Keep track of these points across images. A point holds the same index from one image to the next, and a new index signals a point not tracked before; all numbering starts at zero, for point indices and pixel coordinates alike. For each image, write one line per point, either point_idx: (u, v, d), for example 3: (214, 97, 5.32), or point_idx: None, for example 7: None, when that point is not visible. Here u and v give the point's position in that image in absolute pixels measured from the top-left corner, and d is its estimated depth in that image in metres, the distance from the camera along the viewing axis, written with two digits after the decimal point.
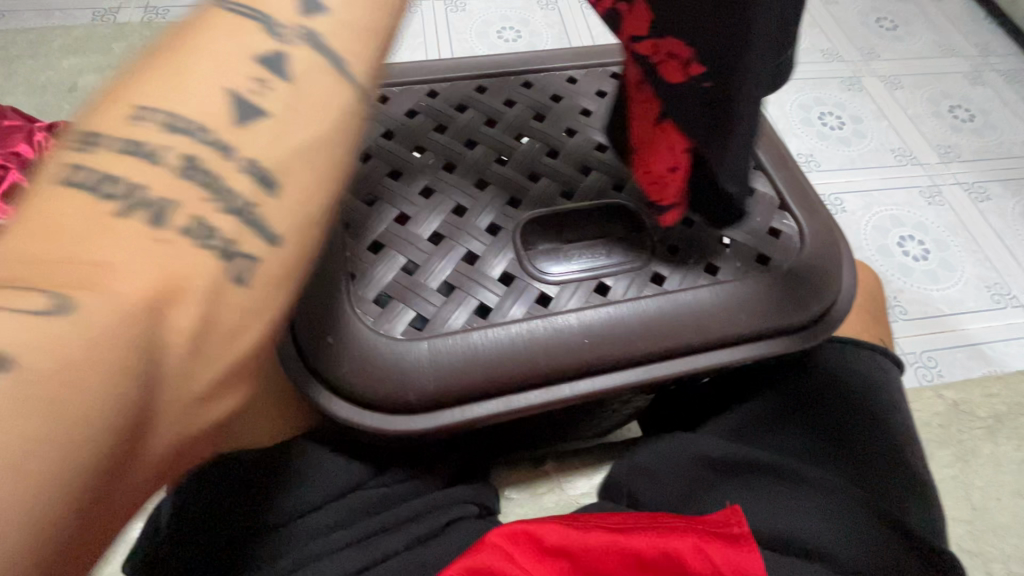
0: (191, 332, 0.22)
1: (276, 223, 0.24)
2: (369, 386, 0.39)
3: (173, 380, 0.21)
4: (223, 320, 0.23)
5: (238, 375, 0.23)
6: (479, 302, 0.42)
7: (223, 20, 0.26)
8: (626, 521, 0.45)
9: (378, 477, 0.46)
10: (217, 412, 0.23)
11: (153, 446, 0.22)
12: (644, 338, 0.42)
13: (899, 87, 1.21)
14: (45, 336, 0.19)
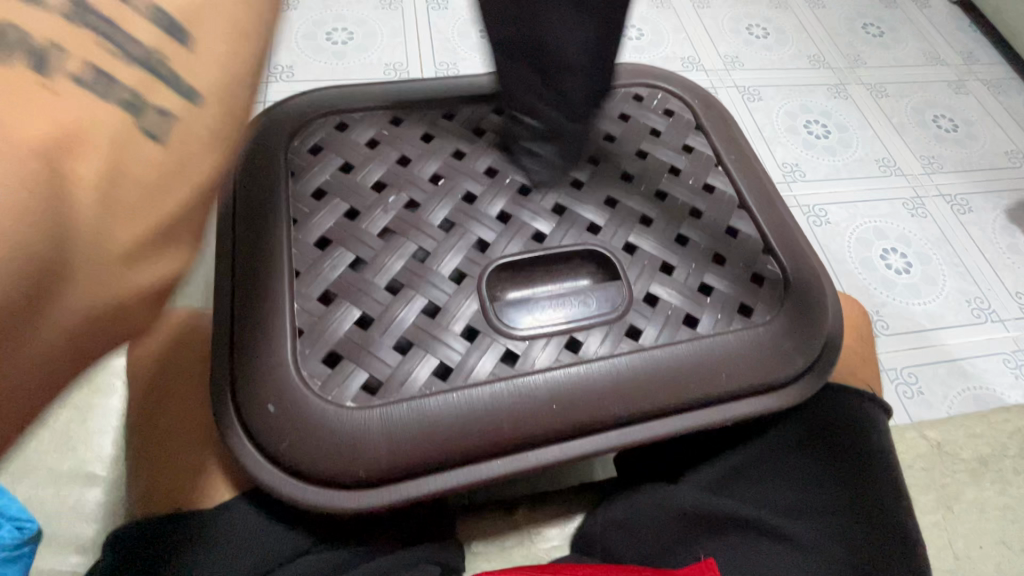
0: (100, 183, 0.19)
1: (194, 79, 0.22)
2: (315, 459, 0.35)
3: (81, 229, 0.19)
4: (134, 170, 0.20)
5: (166, 238, 0.21)
6: (439, 361, 0.39)
7: None
8: (600, 573, 0.43)
9: (329, 544, 0.43)
10: (143, 275, 0.21)
11: (60, 315, 0.19)
12: (617, 400, 0.39)
13: (885, 96, 1.19)
14: None
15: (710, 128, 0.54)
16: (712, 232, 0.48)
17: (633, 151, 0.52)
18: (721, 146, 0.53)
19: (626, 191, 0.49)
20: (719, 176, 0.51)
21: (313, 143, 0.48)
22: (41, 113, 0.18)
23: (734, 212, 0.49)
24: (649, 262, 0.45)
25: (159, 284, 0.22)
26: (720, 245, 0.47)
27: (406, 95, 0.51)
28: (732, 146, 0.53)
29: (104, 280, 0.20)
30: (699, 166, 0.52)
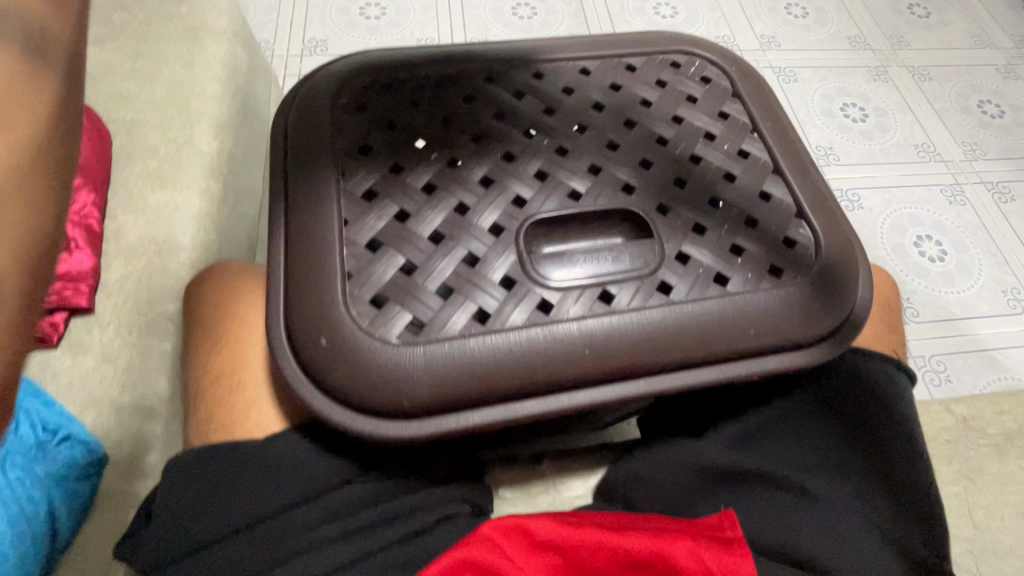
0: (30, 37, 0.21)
1: None
2: (364, 389, 0.38)
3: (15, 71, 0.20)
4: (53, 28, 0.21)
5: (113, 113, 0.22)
6: (478, 307, 0.41)
7: None
8: (620, 519, 0.46)
9: (369, 473, 0.46)
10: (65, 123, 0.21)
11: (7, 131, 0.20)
12: (647, 348, 0.41)
13: (927, 79, 1.16)
14: None
15: (747, 95, 0.55)
16: (746, 196, 0.48)
17: (669, 116, 0.53)
18: (758, 114, 0.53)
19: (661, 154, 0.50)
20: (754, 143, 0.52)
21: (357, 100, 0.50)
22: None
23: (768, 178, 0.50)
24: (682, 222, 0.46)
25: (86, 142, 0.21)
26: (753, 208, 0.48)
27: (447, 56, 0.53)
28: (768, 114, 0.54)
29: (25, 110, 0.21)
30: (735, 132, 0.52)
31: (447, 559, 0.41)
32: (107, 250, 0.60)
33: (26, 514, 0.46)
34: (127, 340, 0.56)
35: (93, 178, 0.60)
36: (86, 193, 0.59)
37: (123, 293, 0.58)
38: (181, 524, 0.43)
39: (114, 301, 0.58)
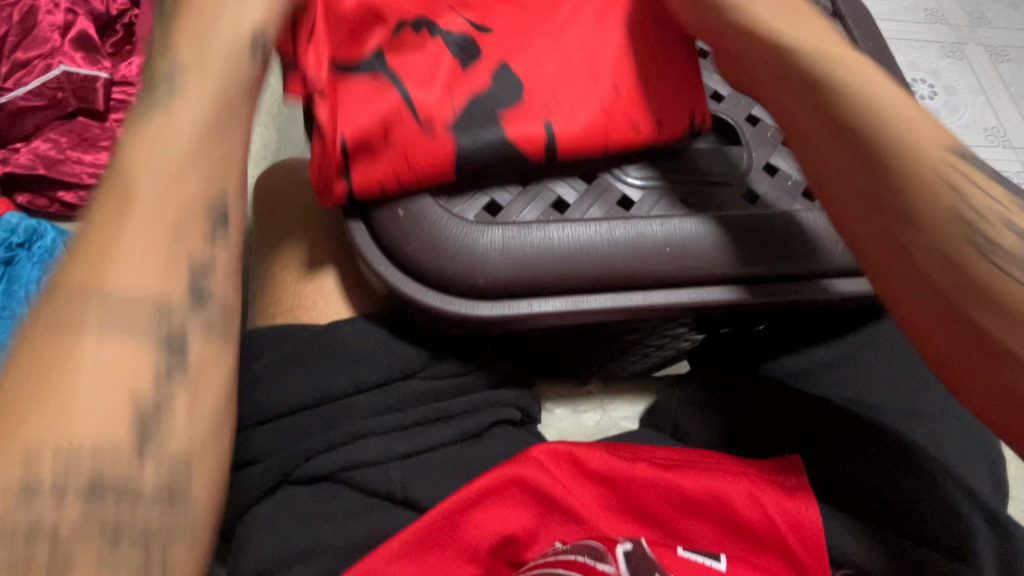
0: (194, 216, 0.29)
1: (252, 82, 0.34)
2: (437, 264, 0.37)
3: (187, 257, 0.28)
4: (187, 228, 0.29)
5: (230, 143, 0.32)
6: (555, 196, 0.40)
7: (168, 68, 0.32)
8: (672, 454, 0.47)
9: (430, 367, 0.45)
10: (204, 177, 0.30)
11: (168, 254, 0.28)
12: (671, 261, 0.38)
13: (1005, 61, 1.08)
14: (148, 252, 0.27)
15: (848, 13, 0.51)
16: None
17: None
18: (859, 35, 0.50)
19: None
20: None
21: None
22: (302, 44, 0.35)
23: None
24: (771, 135, 0.44)
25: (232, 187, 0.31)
26: None
27: None
28: (870, 36, 0.50)
29: (208, 176, 0.30)
30: None
31: (499, 474, 0.42)
32: None
33: None
34: None
35: None
36: None
37: None
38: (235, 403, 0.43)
39: None
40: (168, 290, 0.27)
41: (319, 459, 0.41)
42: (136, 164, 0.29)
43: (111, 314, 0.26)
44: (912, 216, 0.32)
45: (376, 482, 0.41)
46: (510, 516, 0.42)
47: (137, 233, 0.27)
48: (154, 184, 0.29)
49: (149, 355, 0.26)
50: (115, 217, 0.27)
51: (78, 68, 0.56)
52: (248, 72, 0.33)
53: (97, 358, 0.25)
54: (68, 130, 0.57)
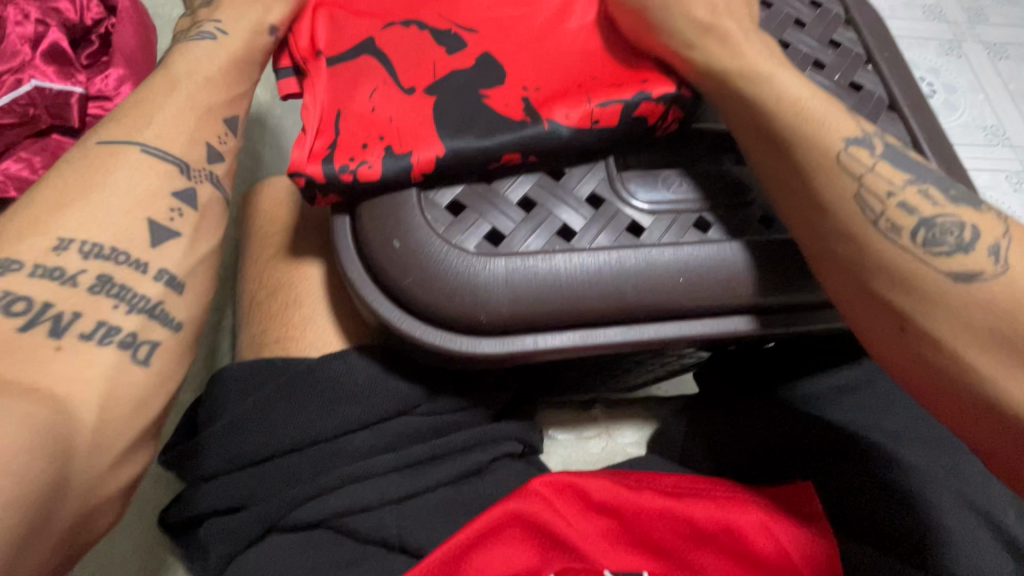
0: (82, 196, 0.33)
1: (188, 95, 0.39)
2: (436, 301, 0.35)
3: (73, 219, 0.32)
4: (62, 198, 0.33)
5: (124, 137, 0.36)
6: (562, 224, 0.37)
7: (193, 84, 0.40)
8: (678, 481, 0.45)
9: (428, 402, 0.42)
10: (83, 162, 0.35)
11: (53, 215, 0.32)
12: (678, 292, 0.36)
13: (1004, 58, 1.06)
14: (47, 211, 0.32)
15: (860, 20, 0.49)
16: None
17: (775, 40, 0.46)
18: (873, 44, 0.48)
19: None
20: (868, 74, 0.46)
21: None
22: (319, 90, 0.39)
23: (883, 113, 0.45)
24: None
25: (108, 167, 0.35)
26: None
27: None
28: (886, 45, 0.48)
29: (84, 162, 0.35)
30: (847, 61, 0.47)
31: (500, 510, 0.40)
32: None
33: None
34: None
35: (139, 73, 0.57)
36: (130, 88, 0.56)
37: None
38: (222, 445, 0.40)
39: None
40: (129, 231, 0.33)
41: (310, 505, 0.39)
42: (116, 151, 0.36)
43: (89, 229, 0.33)
44: (904, 277, 0.32)
45: (370, 528, 0.39)
46: (512, 555, 0.40)
47: (127, 184, 0.35)
48: (79, 167, 0.35)
49: (114, 272, 0.32)
50: (105, 170, 0.35)
51: (50, 83, 0.53)
52: (179, 95, 0.39)
53: (85, 260, 0.32)
54: (42, 149, 0.54)
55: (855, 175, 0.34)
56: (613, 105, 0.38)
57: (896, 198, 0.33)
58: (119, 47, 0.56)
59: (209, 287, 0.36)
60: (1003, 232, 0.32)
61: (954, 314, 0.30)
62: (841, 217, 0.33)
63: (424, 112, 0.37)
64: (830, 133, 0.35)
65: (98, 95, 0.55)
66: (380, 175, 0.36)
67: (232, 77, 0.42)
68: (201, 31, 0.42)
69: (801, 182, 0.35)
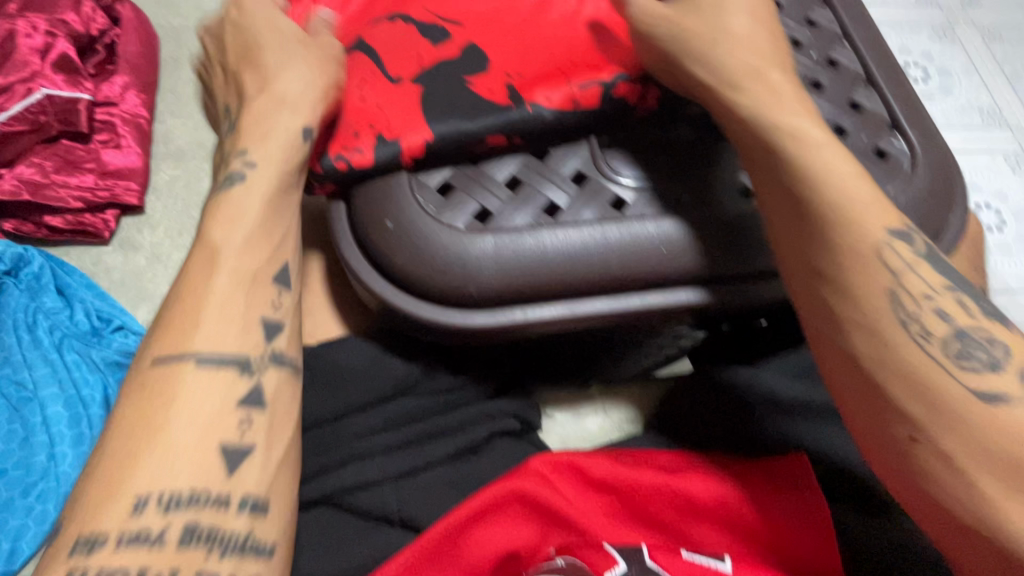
0: (226, 290, 0.33)
1: (282, 123, 0.38)
2: (428, 277, 0.36)
3: (241, 324, 0.32)
4: (198, 296, 0.32)
5: (260, 213, 0.35)
6: (547, 201, 0.39)
7: (280, 118, 0.38)
8: (676, 457, 0.45)
9: (425, 381, 0.44)
10: (260, 250, 0.35)
11: (201, 315, 0.32)
12: (659, 264, 0.37)
13: (996, 42, 1.06)
14: (234, 320, 0.32)
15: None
16: (834, 104, 0.44)
17: None
18: (848, 21, 0.49)
19: None
20: (845, 51, 0.47)
21: None
22: None
23: (859, 87, 0.45)
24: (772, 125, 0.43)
25: (214, 247, 0.34)
26: (842, 116, 0.44)
27: None
28: (860, 22, 0.49)
29: (265, 249, 0.35)
30: (824, 38, 0.48)
31: (500, 487, 0.41)
32: (155, 152, 0.60)
33: (83, 398, 0.50)
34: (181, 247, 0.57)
35: (143, 80, 0.61)
36: (135, 95, 0.60)
37: (170, 194, 0.59)
38: None
39: (162, 202, 0.59)
40: (246, 350, 0.32)
41: (314, 481, 0.41)
42: (216, 230, 0.35)
43: (210, 331, 0.31)
44: (921, 378, 0.30)
45: (371, 502, 0.41)
46: (511, 533, 0.41)
47: (195, 408, 0.29)
48: (260, 258, 0.34)
49: (201, 518, 0.28)
50: (172, 395, 0.29)
51: (60, 91, 0.56)
52: (278, 126, 0.38)
53: (202, 372, 0.30)
54: (53, 153, 0.56)
55: (893, 271, 0.32)
56: (593, 89, 0.40)
57: (933, 302, 0.32)
58: (124, 56, 0.60)
59: (294, 482, 0.32)
60: None
61: (972, 435, 0.28)
62: (873, 311, 0.32)
63: (411, 101, 0.39)
64: (876, 221, 0.34)
65: (105, 101, 0.58)
66: (372, 160, 0.37)
67: (306, 87, 0.39)
68: (233, 171, 0.37)
69: (829, 267, 0.33)
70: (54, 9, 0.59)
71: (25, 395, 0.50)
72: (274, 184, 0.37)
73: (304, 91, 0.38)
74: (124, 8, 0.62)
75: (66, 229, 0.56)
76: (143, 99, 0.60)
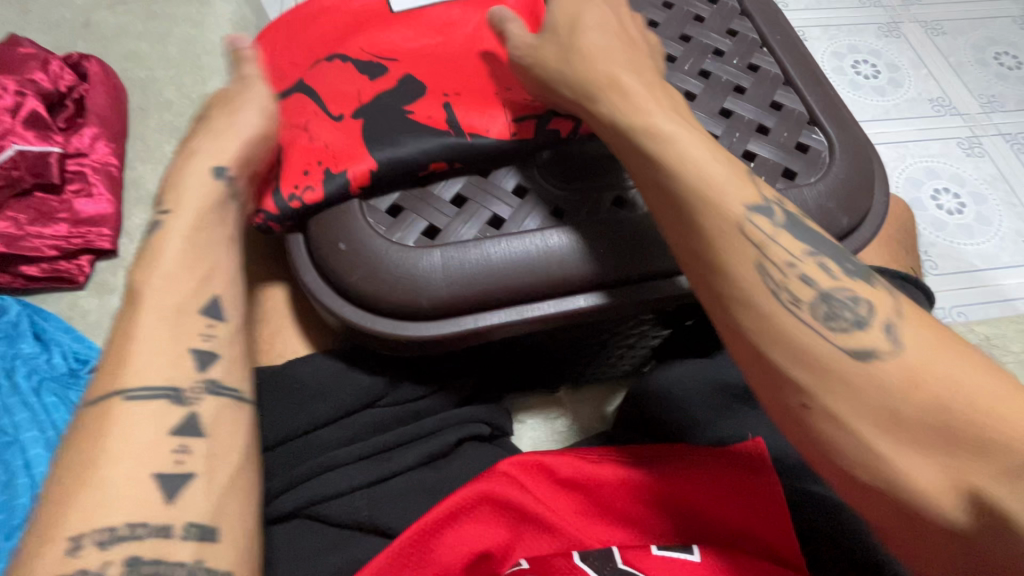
0: (156, 324, 0.33)
1: (195, 173, 0.39)
2: (382, 293, 0.39)
3: (172, 356, 0.33)
4: (127, 337, 0.33)
5: (188, 252, 0.36)
6: (491, 214, 0.42)
7: (193, 168, 0.39)
8: (641, 450, 0.46)
9: (390, 395, 0.46)
10: (189, 282, 0.35)
11: (133, 351, 0.32)
12: (601, 264, 0.40)
13: (941, 33, 1.06)
14: (166, 350, 0.33)
15: (755, 10, 0.53)
16: (757, 106, 0.48)
17: (676, 35, 0.51)
18: (767, 29, 0.52)
19: (672, 69, 0.49)
20: (765, 56, 0.51)
21: None
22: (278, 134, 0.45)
23: (779, 89, 0.49)
24: None
25: (142, 288, 0.34)
26: (764, 117, 0.47)
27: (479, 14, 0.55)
28: (777, 29, 0.52)
29: (194, 283, 0.35)
30: (744, 47, 0.51)
31: (469, 490, 0.42)
32: (127, 198, 0.63)
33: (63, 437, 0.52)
34: None
35: (112, 131, 0.64)
36: (105, 145, 0.63)
37: None
38: None
39: (135, 245, 0.62)
40: (179, 376, 0.32)
41: (286, 496, 0.42)
42: (146, 269, 0.35)
43: (140, 365, 0.32)
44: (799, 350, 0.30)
45: (344, 513, 0.42)
46: (482, 533, 0.41)
47: (127, 442, 0.30)
48: (191, 288, 0.35)
49: (143, 549, 0.28)
50: (100, 439, 0.30)
51: (31, 146, 0.58)
52: (194, 175, 0.38)
53: (135, 404, 0.31)
54: (27, 206, 0.59)
55: (756, 244, 0.32)
56: (527, 121, 0.43)
57: (796, 269, 0.32)
58: (92, 108, 0.63)
59: (247, 501, 0.31)
60: (895, 308, 0.31)
61: (860, 398, 0.28)
62: (746, 288, 0.31)
63: (353, 134, 0.42)
64: (730, 201, 0.33)
65: (75, 152, 0.61)
66: (323, 197, 0.40)
67: (213, 137, 0.40)
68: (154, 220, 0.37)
69: (703, 262, 0.33)
70: (24, 69, 0.62)
71: (5, 441, 0.51)
72: (194, 224, 0.37)
73: (216, 140, 0.40)
74: (91, 65, 0.65)
75: (43, 277, 0.58)
76: (114, 149, 0.63)
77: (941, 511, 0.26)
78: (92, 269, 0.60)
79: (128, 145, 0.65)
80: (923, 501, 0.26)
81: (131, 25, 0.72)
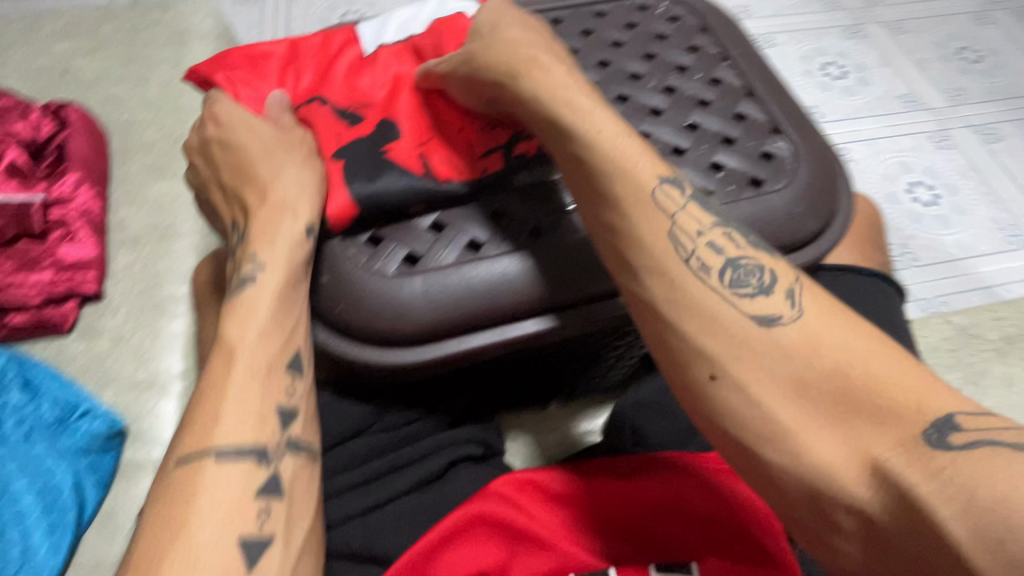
0: (245, 384, 0.35)
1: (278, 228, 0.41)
2: (367, 322, 0.39)
3: (257, 414, 0.35)
4: (219, 393, 0.35)
5: (274, 310, 0.38)
6: (469, 238, 0.42)
7: (274, 222, 0.41)
8: (631, 459, 0.47)
9: (381, 420, 0.47)
10: (268, 342, 0.37)
11: (224, 411, 0.34)
12: (575, 282, 0.41)
13: (903, 33, 1.10)
14: (252, 409, 0.35)
15: (715, 26, 0.55)
16: (721, 118, 0.49)
17: (640, 55, 0.53)
18: (727, 43, 0.54)
19: (637, 88, 0.51)
20: (726, 70, 0.52)
21: None
22: None
23: (741, 101, 0.51)
24: (661, 145, 0.47)
25: (233, 345, 0.37)
26: (729, 128, 0.49)
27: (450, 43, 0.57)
28: (737, 43, 0.54)
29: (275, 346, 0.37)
30: (706, 62, 0.53)
31: (460, 513, 0.42)
32: (112, 241, 0.64)
33: (54, 484, 0.52)
34: (137, 325, 0.60)
35: (94, 176, 0.64)
36: (86, 190, 0.63)
37: (128, 278, 0.62)
38: None
39: (121, 287, 0.62)
40: (262, 433, 0.34)
41: None
42: (230, 328, 0.37)
43: (225, 422, 0.34)
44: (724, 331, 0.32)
45: (339, 541, 0.42)
46: (476, 555, 0.41)
47: (215, 504, 0.31)
48: (269, 351, 0.37)
49: None
50: (193, 492, 0.31)
51: (12, 196, 0.60)
52: (277, 228, 0.41)
53: (221, 465, 0.32)
54: (11, 255, 0.59)
55: (668, 212, 0.36)
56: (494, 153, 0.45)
57: (705, 237, 0.35)
58: (71, 154, 0.64)
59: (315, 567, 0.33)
60: (795, 278, 0.33)
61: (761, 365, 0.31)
62: (660, 259, 0.34)
63: (333, 173, 0.43)
64: (646, 173, 0.37)
65: (57, 199, 0.62)
66: None
67: (294, 195, 0.42)
68: (245, 274, 0.40)
69: (637, 264, 0.35)
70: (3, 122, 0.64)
71: None
72: (276, 278, 0.39)
73: (300, 196, 0.42)
74: (70, 111, 0.66)
75: (29, 324, 0.58)
76: (95, 195, 0.64)
77: (842, 484, 0.27)
78: (79, 314, 0.60)
79: (111, 189, 0.66)
80: (824, 471, 0.28)
81: (111, 70, 0.73)
